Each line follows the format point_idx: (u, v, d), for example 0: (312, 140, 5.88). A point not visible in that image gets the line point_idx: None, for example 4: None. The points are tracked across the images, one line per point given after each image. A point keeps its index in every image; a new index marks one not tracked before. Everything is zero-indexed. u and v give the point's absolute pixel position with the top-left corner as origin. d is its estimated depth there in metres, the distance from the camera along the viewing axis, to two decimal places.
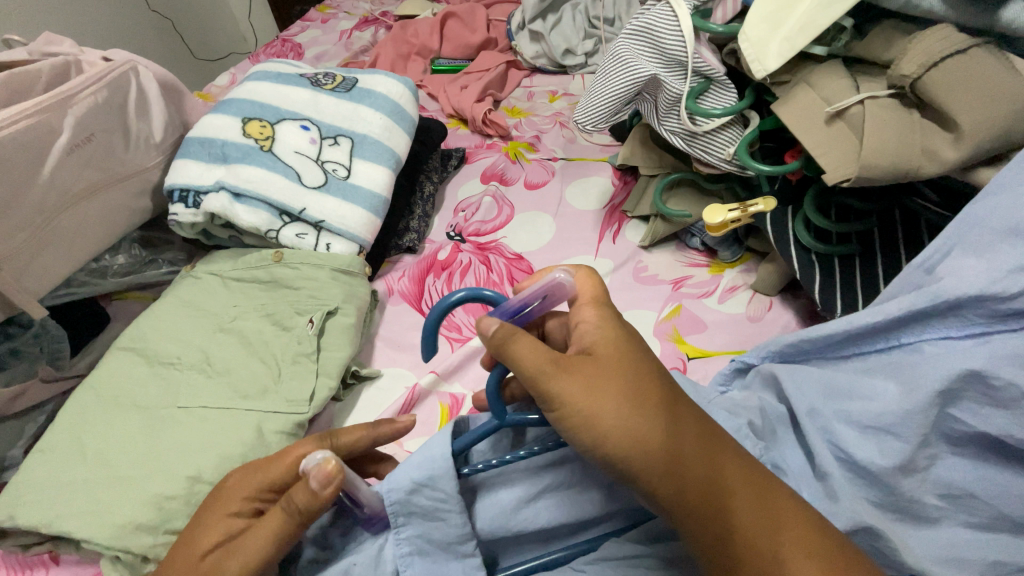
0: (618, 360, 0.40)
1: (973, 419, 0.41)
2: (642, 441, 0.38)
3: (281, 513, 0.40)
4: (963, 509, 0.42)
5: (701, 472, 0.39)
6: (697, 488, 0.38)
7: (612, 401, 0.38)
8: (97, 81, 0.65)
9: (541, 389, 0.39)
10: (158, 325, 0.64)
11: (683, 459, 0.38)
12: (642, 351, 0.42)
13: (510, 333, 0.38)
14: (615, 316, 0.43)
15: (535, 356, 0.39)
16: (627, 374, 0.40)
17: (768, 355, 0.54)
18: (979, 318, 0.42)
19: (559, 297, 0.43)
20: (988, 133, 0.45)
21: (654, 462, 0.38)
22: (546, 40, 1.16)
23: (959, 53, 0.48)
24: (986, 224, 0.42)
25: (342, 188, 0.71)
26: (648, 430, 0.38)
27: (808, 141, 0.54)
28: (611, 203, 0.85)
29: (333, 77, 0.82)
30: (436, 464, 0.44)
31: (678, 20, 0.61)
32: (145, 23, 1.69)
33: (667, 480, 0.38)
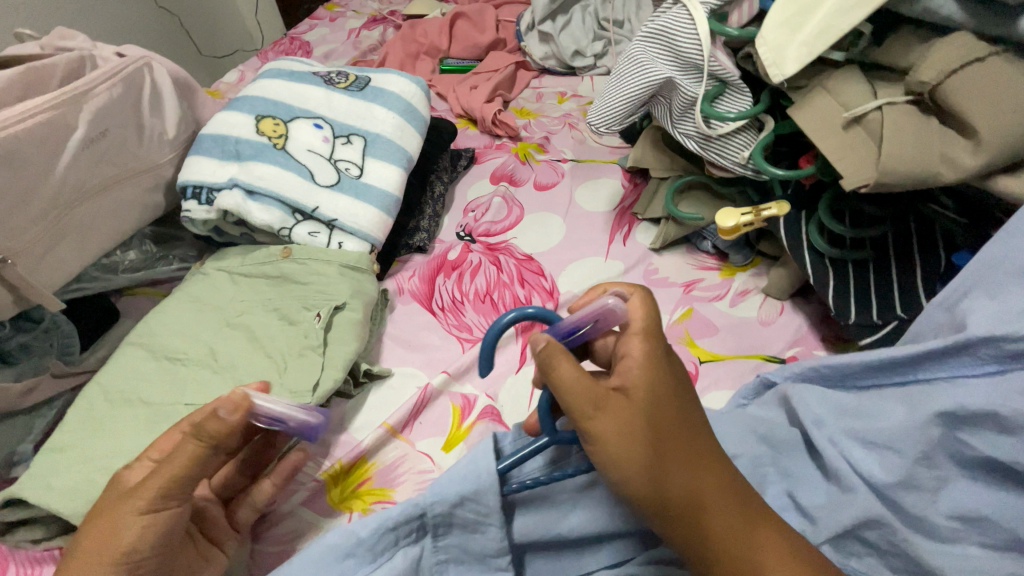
0: (656, 406, 0.39)
1: (985, 446, 0.42)
2: (664, 485, 0.39)
3: (193, 441, 0.42)
4: (979, 530, 0.42)
5: (723, 524, 0.39)
6: (720, 537, 0.39)
7: (647, 447, 0.39)
8: (110, 77, 0.65)
9: (581, 422, 0.39)
10: (168, 321, 0.64)
11: (704, 505, 0.39)
12: (678, 391, 0.41)
13: (552, 354, 0.38)
14: (659, 345, 0.42)
15: (569, 389, 0.38)
16: (659, 420, 0.39)
17: (792, 375, 0.54)
18: (991, 357, 0.44)
19: (613, 321, 0.42)
20: (1009, 139, 0.45)
21: (674, 507, 0.39)
22: (555, 41, 1.17)
23: (978, 60, 0.48)
24: (1004, 265, 0.45)
25: (356, 187, 0.71)
26: (676, 476, 0.39)
27: (826, 146, 0.54)
28: (621, 205, 0.85)
29: (345, 75, 0.82)
30: (481, 478, 0.44)
31: (695, 23, 0.61)
32: (153, 20, 1.69)
33: (686, 523, 0.39)
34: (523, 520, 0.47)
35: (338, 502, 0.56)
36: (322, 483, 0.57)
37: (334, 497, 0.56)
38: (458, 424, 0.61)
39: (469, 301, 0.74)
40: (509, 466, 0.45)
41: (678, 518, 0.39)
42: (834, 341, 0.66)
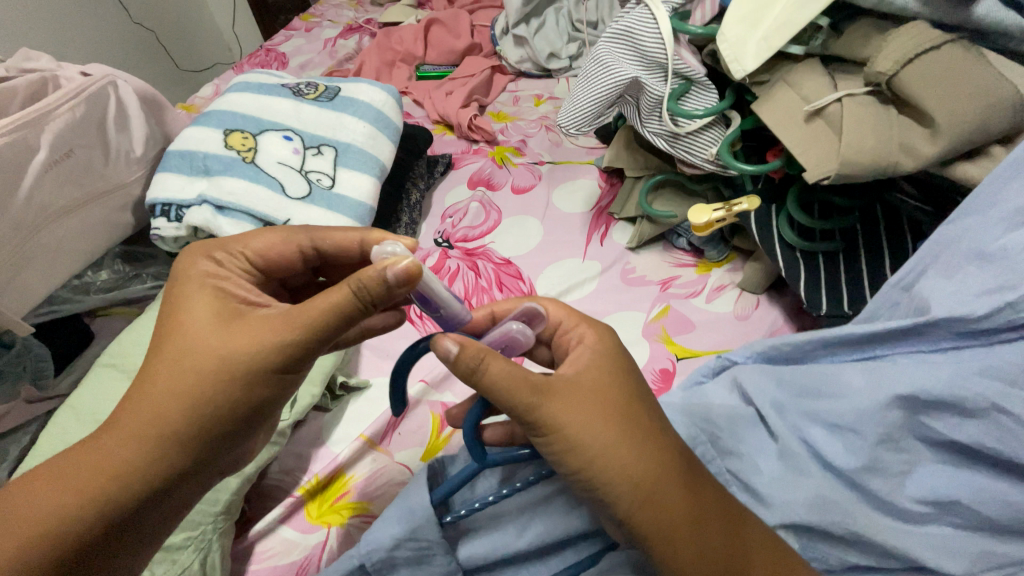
0: (607, 385, 0.41)
1: (948, 429, 0.44)
2: (626, 466, 0.38)
3: (347, 289, 0.38)
4: (949, 512, 0.44)
5: (684, 507, 0.39)
6: (674, 516, 0.39)
7: (597, 430, 0.38)
8: (74, 97, 0.64)
9: (527, 412, 0.38)
10: (139, 340, 0.63)
11: (659, 484, 0.39)
12: (631, 374, 0.43)
13: (477, 355, 0.37)
14: (602, 332, 0.45)
15: (506, 378, 0.37)
16: (612, 399, 0.40)
17: (755, 356, 0.53)
18: (948, 337, 0.46)
19: (518, 347, 0.42)
20: (964, 127, 0.46)
21: (637, 489, 0.38)
22: (530, 44, 1.17)
23: (933, 49, 0.48)
24: (958, 247, 0.46)
25: (328, 198, 0.71)
26: (630, 457, 0.38)
27: (788, 141, 0.54)
28: (598, 205, 0.85)
29: (315, 86, 0.82)
30: (416, 515, 0.45)
31: (657, 23, 0.62)
32: (128, 36, 1.68)
33: (647, 507, 0.38)
34: (467, 539, 0.48)
35: (314, 517, 0.55)
36: (299, 498, 0.56)
37: (310, 514, 0.56)
38: (437, 433, 0.61)
39: None
40: (446, 494, 0.46)
41: (632, 501, 0.38)
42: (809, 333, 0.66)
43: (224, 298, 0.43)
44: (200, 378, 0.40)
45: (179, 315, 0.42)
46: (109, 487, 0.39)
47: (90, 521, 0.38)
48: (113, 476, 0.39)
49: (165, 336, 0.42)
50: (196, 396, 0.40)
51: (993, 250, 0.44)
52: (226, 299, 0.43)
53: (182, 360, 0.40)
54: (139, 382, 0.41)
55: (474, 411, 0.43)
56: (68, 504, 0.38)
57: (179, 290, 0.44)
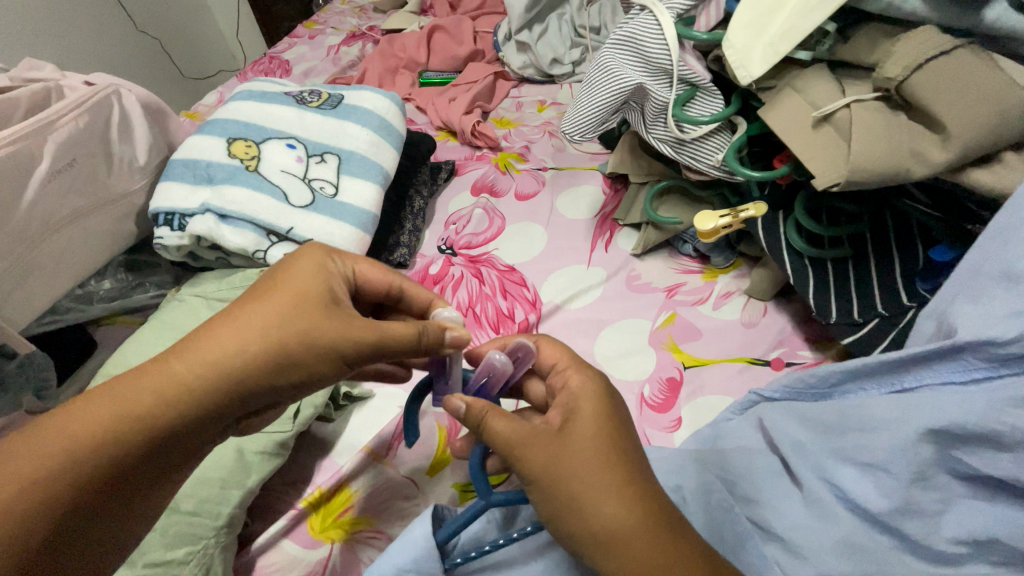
0: (601, 439, 0.39)
1: (980, 462, 0.42)
2: (603, 518, 0.37)
3: (416, 331, 0.42)
4: (988, 551, 0.42)
5: (660, 571, 0.36)
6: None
7: (581, 483, 0.38)
8: (77, 107, 0.64)
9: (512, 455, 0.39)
10: (141, 349, 0.62)
11: (643, 547, 0.37)
12: (619, 423, 0.41)
13: (480, 411, 0.41)
14: (594, 376, 0.44)
15: (505, 433, 0.40)
16: (596, 450, 0.39)
17: (782, 392, 0.54)
18: (982, 363, 0.43)
19: (499, 374, 0.45)
20: (975, 133, 0.45)
21: (614, 544, 0.37)
22: (533, 50, 1.17)
23: (943, 54, 0.48)
24: (985, 272, 0.45)
25: (331, 206, 0.71)
26: (615, 514, 0.37)
27: (796, 147, 0.53)
28: (602, 211, 0.84)
29: (318, 94, 0.82)
30: (417, 545, 0.45)
31: (662, 28, 0.61)
32: (132, 44, 1.69)
33: (622, 566, 0.37)
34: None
35: (317, 532, 0.54)
36: (302, 510, 0.55)
37: (314, 529, 0.55)
38: (443, 447, 0.60)
39: None
40: (447, 537, 0.46)
41: (615, 560, 0.37)
42: (818, 340, 0.66)
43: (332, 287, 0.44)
44: (262, 353, 0.40)
45: (275, 283, 0.43)
46: (113, 436, 0.37)
47: (87, 474, 0.37)
48: (146, 421, 0.38)
49: (249, 294, 0.43)
50: (244, 365, 0.40)
51: (1019, 271, 0.42)
52: (328, 286, 0.44)
53: (253, 326, 0.41)
54: (203, 332, 0.41)
55: (477, 453, 0.44)
56: (85, 438, 0.37)
57: (291, 259, 0.45)
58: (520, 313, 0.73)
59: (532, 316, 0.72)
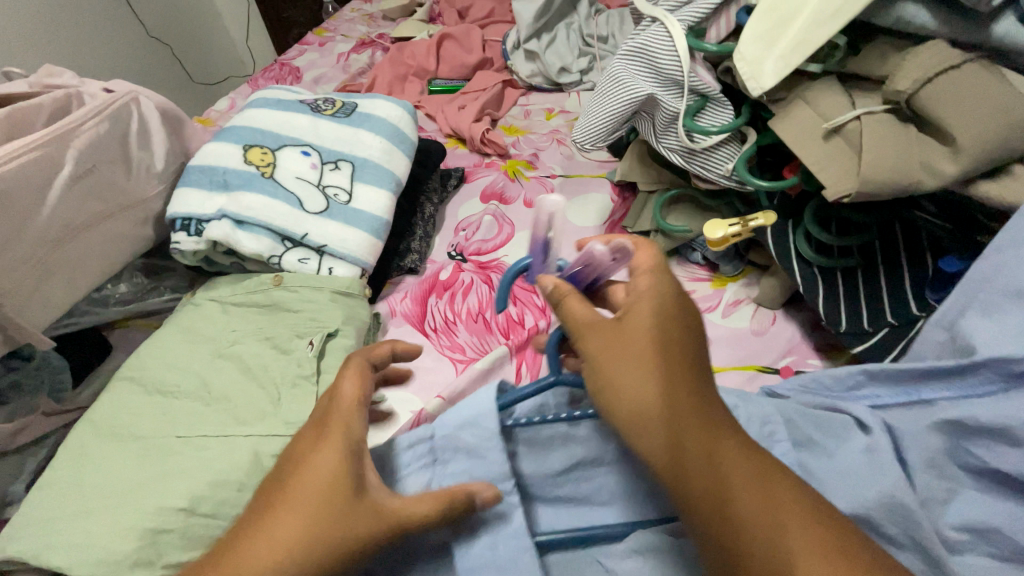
0: (649, 326, 0.39)
1: (990, 457, 0.43)
2: (639, 395, 0.37)
3: (343, 425, 0.40)
4: (990, 543, 0.43)
5: (693, 456, 0.35)
6: (692, 468, 0.35)
7: (627, 370, 0.38)
8: (97, 114, 0.66)
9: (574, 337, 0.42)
10: (157, 353, 0.63)
11: (672, 430, 0.36)
12: (678, 320, 0.40)
13: (558, 295, 0.43)
14: (666, 280, 0.42)
15: (573, 316, 0.42)
16: (648, 338, 0.39)
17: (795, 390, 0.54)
18: (995, 378, 0.44)
19: (604, 266, 0.44)
20: (985, 146, 0.46)
21: (651, 424, 0.37)
22: (541, 59, 1.18)
23: (952, 68, 0.48)
24: (995, 283, 0.46)
25: (345, 212, 0.72)
26: (654, 398, 0.37)
27: (806, 158, 0.54)
28: (611, 218, 0.85)
29: (332, 102, 0.83)
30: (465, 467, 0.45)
31: (673, 40, 0.62)
32: (145, 50, 1.71)
33: (657, 446, 0.36)
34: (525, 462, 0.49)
35: None
36: None
37: None
38: None
39: (461, 321, 0.75)
40: (509, 404, 0.47)
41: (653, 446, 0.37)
42: (827, 349, 0.66)
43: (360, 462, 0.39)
44: (303, 547, 0.36)
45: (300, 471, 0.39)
46: None
47: None
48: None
49: (270, 500, 0.38)
50: (301, 547, 0.36)
51: None
52: (349, 471, 0.39)
53: (291, 517, 0.37)
54: (224, 553, 0.37)
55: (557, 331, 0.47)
56: None
57: (296, 463, 0.40)
58: (530, 319, 0.74)
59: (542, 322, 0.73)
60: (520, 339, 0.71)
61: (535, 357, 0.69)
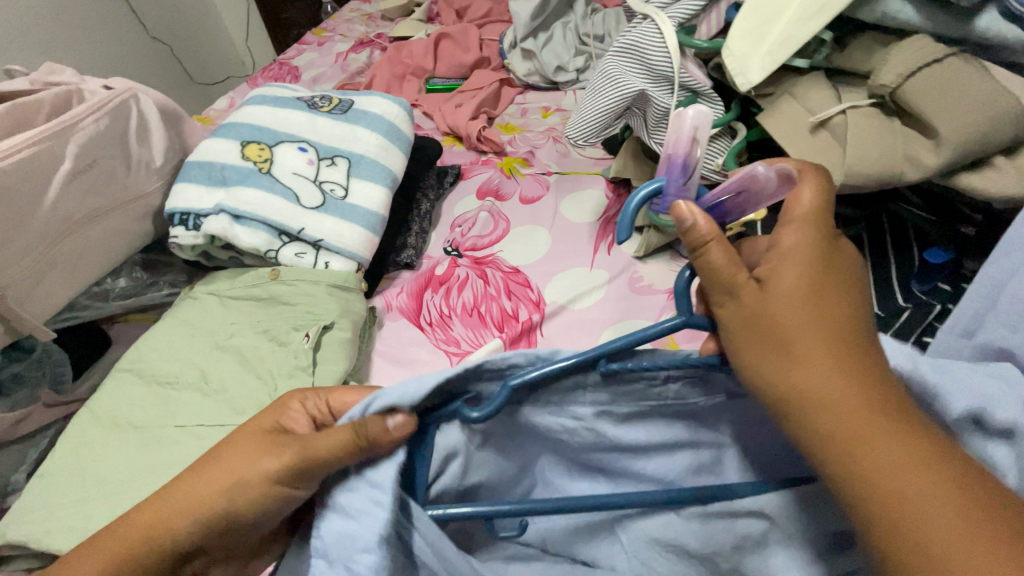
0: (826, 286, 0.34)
1: None
2: (804, 369, 0.32)
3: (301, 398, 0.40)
4: None
5: (864, 438, 0.30)
6: (868, 450, 0.29)
7: (791, 326, 0.33)
8: (97, 109, 0.67)
9: (716, 295, 0.36)
10: (156, 345, 0.64)
11: (846, 408, 0.30)
12: (832, 279, 0.34)
13: (705, 237, 0.34)
14: (816, 234, 0.35)
15: (711, 265, 0.35)
16: (806, 299, 0.33)
17: None
18: None
19: (761, 189, 0.37)
20: (967, 138, 0.47)
21: (813, 408, 0.31)
22: (538, 57, 1.19)
23: (936, 62, 0.49)
24: None
25: (341, 208, 0.73)
26: (822, 369, 0.31)
27: (794, 152, 0.55)
28: (605, 214, 0.86)
29: (329, 99, 0.84)
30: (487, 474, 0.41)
31: (664, 36, 0.63)
32: (145, 50, 1.72)
33: (819, 425, 0.31)
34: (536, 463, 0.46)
35: None
36: None
37: None
38: None
39: (456, 315, 0.76)
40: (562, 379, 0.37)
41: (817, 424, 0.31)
42: None
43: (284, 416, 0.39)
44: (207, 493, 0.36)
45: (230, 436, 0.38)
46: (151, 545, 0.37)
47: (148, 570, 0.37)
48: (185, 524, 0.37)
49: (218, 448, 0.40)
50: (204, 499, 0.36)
51: None
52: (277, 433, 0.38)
53: (217, 470, 0.37)
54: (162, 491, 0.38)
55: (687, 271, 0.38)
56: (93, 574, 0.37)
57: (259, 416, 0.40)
58: (524, 313, 0.75)
59: (536, 315, 0.74)
60: (514, 332, 0.72)
61: (529, 351, 0.71)
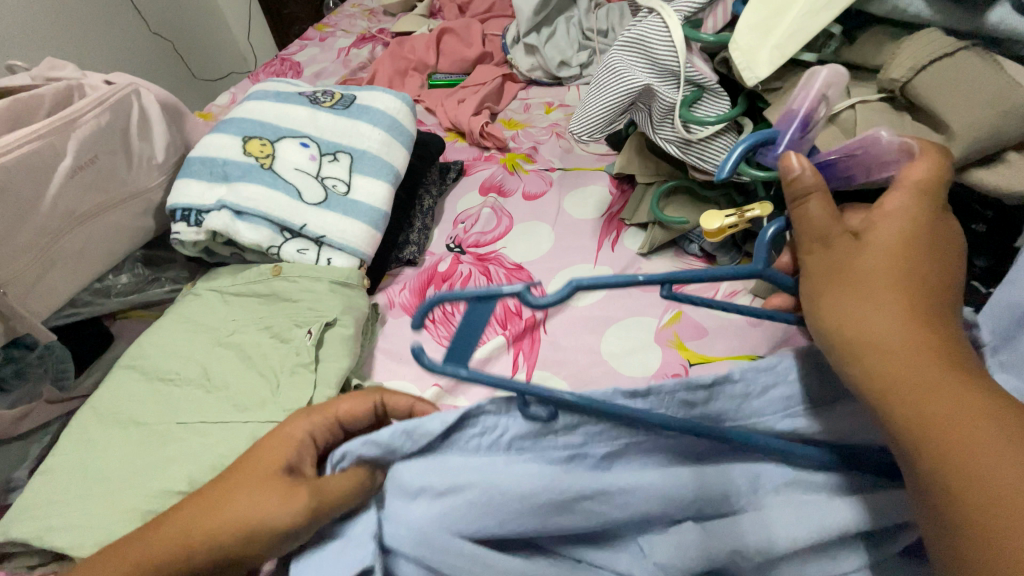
0: (918, 250, 0.38)
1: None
2: (876, 319, 0.36)
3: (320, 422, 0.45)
4: None
5: (932, 383, 0.34)
6: (922, 395, 0.34)
7: (883, 282, 0.37)
8: (98, 105, 0.66)
9: (812, 244, 0.40)
10: (158, 341, 0.64)
11: (912, 352, 0.35)
12: (925, 250, 0.38)
13: (807, 191, 0.39)
14: (923, 208, 0.39)
15: (815, 218, 0.39)
16: (896, 261, 0.37)
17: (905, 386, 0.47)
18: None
19: (874, 154, 0.42)
20: (978, 133, 0.46)
21: (884, 350, 0.36)
22: (541, 52, 1.18)
23: (946, 56, 0.48)
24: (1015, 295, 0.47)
25: (343, 203, 0.72)
26: (903, 323, 0.36)
27: (802, 147, 0.54)
28: (609, 211, 0.85)
29: (331, 94, 0.83)
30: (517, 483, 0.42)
31: (670, 30, 0.62)
32: (146, 45, 1.72)
33: (877, 365, 0.36)
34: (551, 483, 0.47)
35: None
36: None
37: None
38: None
39: (459, 312, 0.75)
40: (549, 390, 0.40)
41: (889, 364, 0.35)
42: None
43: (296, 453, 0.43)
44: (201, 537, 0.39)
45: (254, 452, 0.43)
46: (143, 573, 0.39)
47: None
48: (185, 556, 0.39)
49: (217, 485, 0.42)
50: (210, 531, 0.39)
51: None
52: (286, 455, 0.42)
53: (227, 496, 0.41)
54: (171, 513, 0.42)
55: (776, 223, 0.42)
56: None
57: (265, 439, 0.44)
58: (527, 310, 0.74)
59: (540, 312, 0.74)
60: (517, 329, 0.71)
61: (533, 348, 0.70)
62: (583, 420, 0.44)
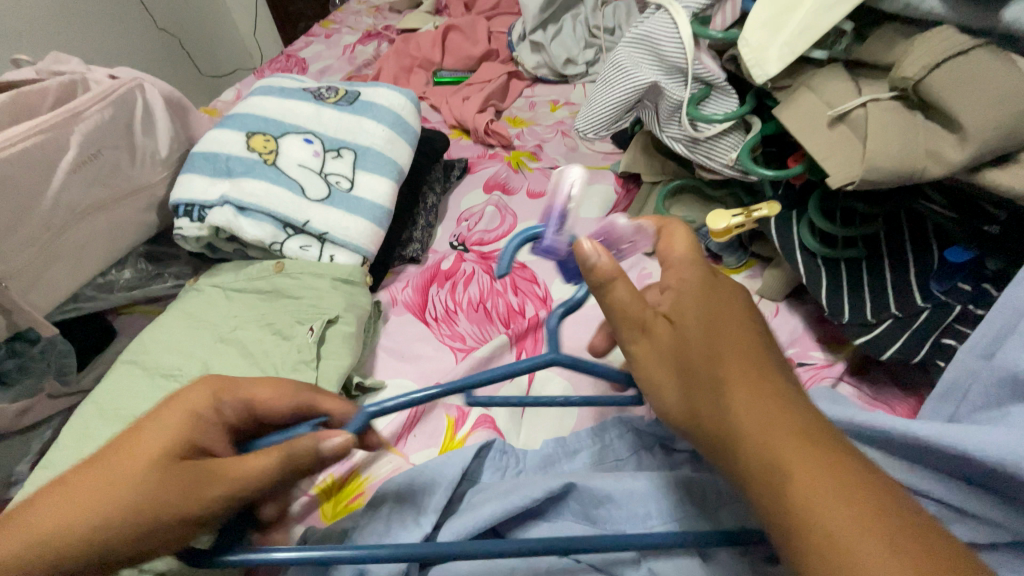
0: (721, 320, 0.36)
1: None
2: (706, 378, 0.34)
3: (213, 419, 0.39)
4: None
5: (770, 444, 0.30)
6: (770, 448, 0.30)
7: (695, 346, 0.35)
8: (102, 99, 0.66)
9: (631, 332, 0.38)
10: (160, 337, 0.63)
11: (739, 419, 0.32)
12: (731, 315, 0.37)
13: (614, 272, 0.37)
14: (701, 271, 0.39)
15: (627, 303, 0.38)
16: (705, 328, 0.36)
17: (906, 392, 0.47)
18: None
19: (617, 237, 0.44)
20: (993, 133, 0.45)
21: (728, 436, 0.32)
22: (546, 50, 1.17)
23: (960, 53, 0.47)
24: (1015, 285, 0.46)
25: (346, 200, 0.72)
26: (704, 379, 0.34)
27: (811, 147, 0.53)
28: (614, 210, 0.85)
29: (335, 91, 0.83)
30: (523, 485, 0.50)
31: (677, 27, 0.61)
32: (152, 41, 1.72)
33: (739, 437, 0.32)
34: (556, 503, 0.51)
35: (329, 517, 0.56)
36: (314, 498, 0.57)
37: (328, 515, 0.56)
38: (452, 435, 0.62)
39: (462, 310, 0.75)
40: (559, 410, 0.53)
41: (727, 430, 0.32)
42: (830, 341, 0.65)
43: (196, 434, 0.37)
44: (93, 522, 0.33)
45: (141, 427, 0.37)
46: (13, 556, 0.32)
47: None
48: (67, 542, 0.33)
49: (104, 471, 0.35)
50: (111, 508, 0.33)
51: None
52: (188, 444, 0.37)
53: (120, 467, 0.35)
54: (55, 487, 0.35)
55: (555, 313, 0.48)
56: None
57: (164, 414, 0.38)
58: (530, 309, 0.74)
59: (543, 311, 0.73)
60: (520, 329, 0.71)
61: (536, 347, 0.70)
62: (581, 446, 0.57)
